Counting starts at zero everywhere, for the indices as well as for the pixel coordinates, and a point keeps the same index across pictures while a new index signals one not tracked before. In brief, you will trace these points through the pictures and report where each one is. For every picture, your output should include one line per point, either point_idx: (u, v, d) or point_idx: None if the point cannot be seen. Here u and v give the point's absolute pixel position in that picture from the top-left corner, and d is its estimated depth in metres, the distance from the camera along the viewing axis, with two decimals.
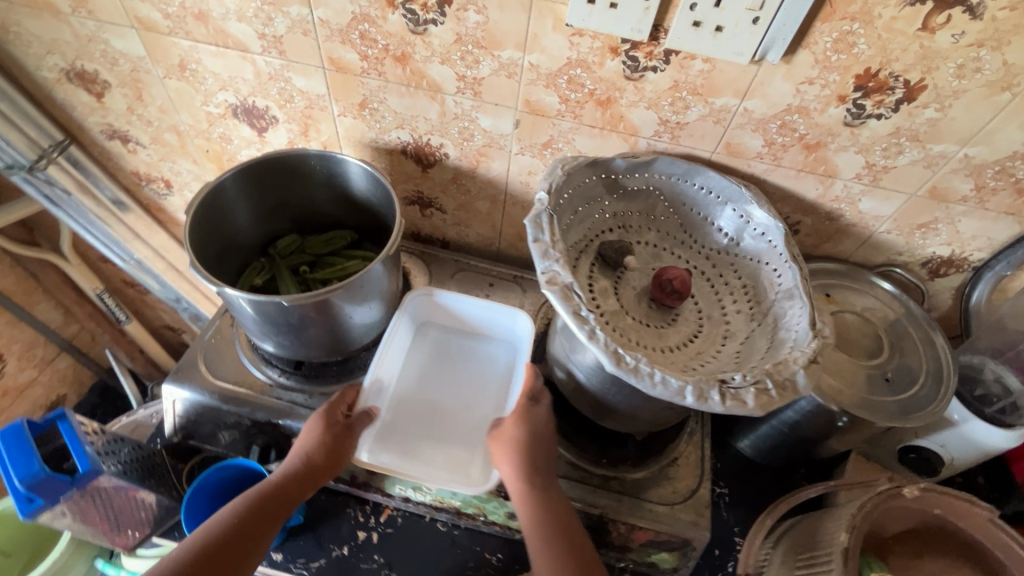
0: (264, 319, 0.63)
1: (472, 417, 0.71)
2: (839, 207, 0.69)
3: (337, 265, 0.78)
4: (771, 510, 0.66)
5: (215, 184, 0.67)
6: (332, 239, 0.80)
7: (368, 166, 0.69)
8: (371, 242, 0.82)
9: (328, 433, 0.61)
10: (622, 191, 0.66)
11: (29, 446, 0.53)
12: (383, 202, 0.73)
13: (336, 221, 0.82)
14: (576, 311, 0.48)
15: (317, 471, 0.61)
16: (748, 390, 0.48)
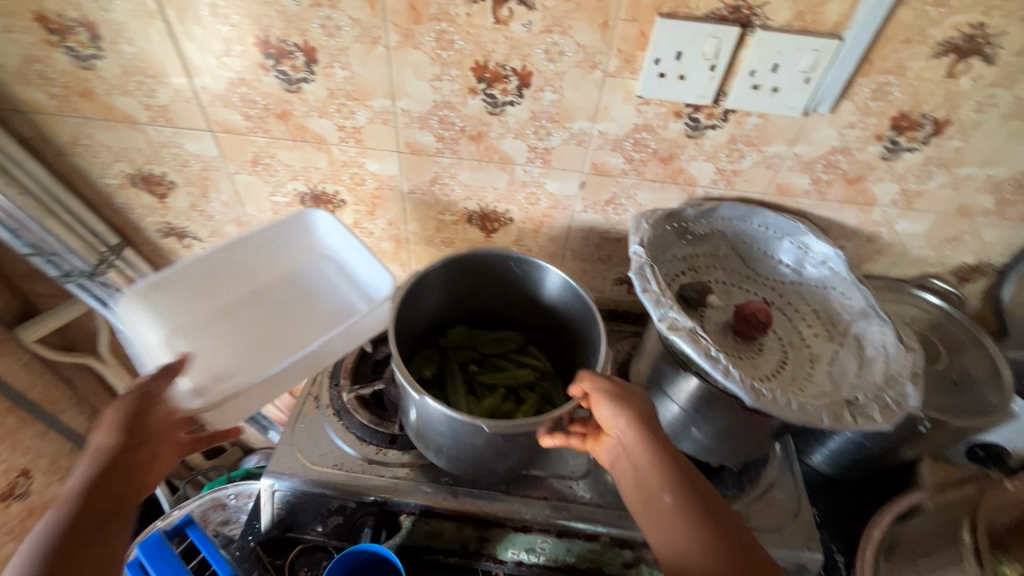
0: (446, 433, 0.61)
1: (279, 308, 0.80)
2: (877, 230, 0.76)
3: (506, 371, 0.80)
4: (877, 522, 0.70)
5: (423, 275, 0.71)
6: (503, 341, 0.83)
7: (566, 278, 0.71)
8: (537, 348, 0.85)
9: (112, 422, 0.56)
10: (690, 236, 0.72)
11: (176, 561, 0.57)
12: (567, 314, 0.75)
13: (510, 320, 0.84)
14: (707, 352, 0.52)
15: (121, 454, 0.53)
16: (873, 407, 0.54)
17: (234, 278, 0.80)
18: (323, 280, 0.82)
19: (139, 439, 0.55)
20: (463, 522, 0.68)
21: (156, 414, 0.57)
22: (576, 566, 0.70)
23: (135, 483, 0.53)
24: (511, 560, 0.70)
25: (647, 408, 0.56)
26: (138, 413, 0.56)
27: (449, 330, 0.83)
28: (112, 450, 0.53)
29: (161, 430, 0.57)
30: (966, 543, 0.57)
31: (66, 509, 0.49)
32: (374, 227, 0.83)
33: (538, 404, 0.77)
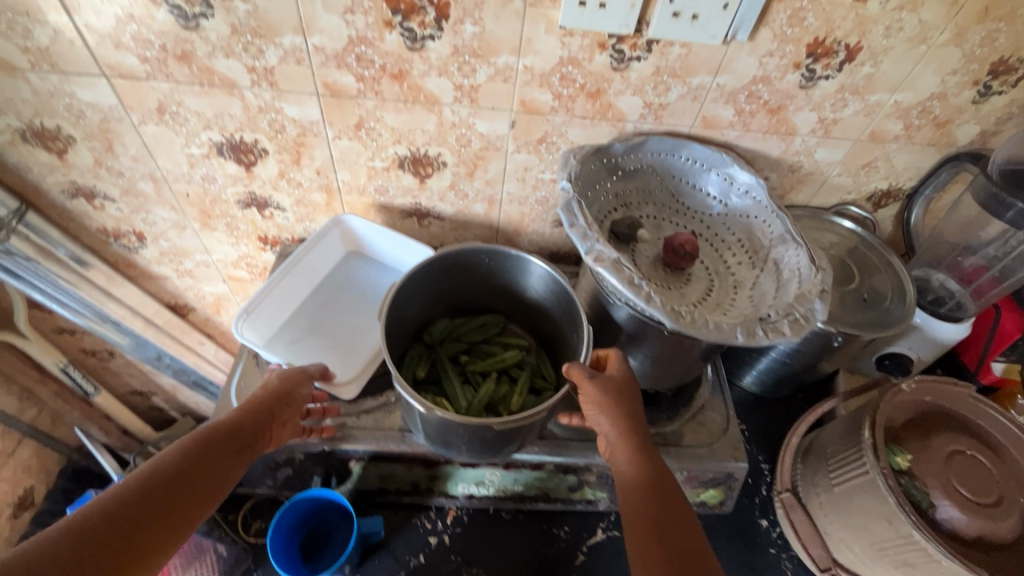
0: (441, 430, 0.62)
1: (330, 298, 0.84)
2: (799, 159, 0.79)
3: (495, 356, 0.74)
4: (795, 431, 0.77)
5: (402, 285, 0.65)
6: (486, 326, 0.77)
7: (550, 269, 0.66)
8: (520, 324, 0.79)
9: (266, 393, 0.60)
10: (621, 172, 0.73)
11: None
12: (555, 305, 0.70)
13: (487, 303, 0.79)
14: (630, 281, 0.54)
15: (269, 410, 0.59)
16: (782, 321, 0.58)
17: (297, 283, 0.81)
18: (357, 273, 0.86)
19: (266, 415, 0.58)
20: (411, 463, 0.70)
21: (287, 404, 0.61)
22: (525, 494, 0.74)
23: (254, 445, 0.56)
24: (461, 493, 0.73)
25: (635, 394, 0.60)
26: (267, 396, 0.60)
27: (431, 323, 0.76)
28: (242, 414, 0.57)
29: (283, 417, 0.61)
30: (865, 440, 0.63)
31: (205, 445, 0.52)
32: (302, 177, 0.79)
33: (531, 381, 0.73)
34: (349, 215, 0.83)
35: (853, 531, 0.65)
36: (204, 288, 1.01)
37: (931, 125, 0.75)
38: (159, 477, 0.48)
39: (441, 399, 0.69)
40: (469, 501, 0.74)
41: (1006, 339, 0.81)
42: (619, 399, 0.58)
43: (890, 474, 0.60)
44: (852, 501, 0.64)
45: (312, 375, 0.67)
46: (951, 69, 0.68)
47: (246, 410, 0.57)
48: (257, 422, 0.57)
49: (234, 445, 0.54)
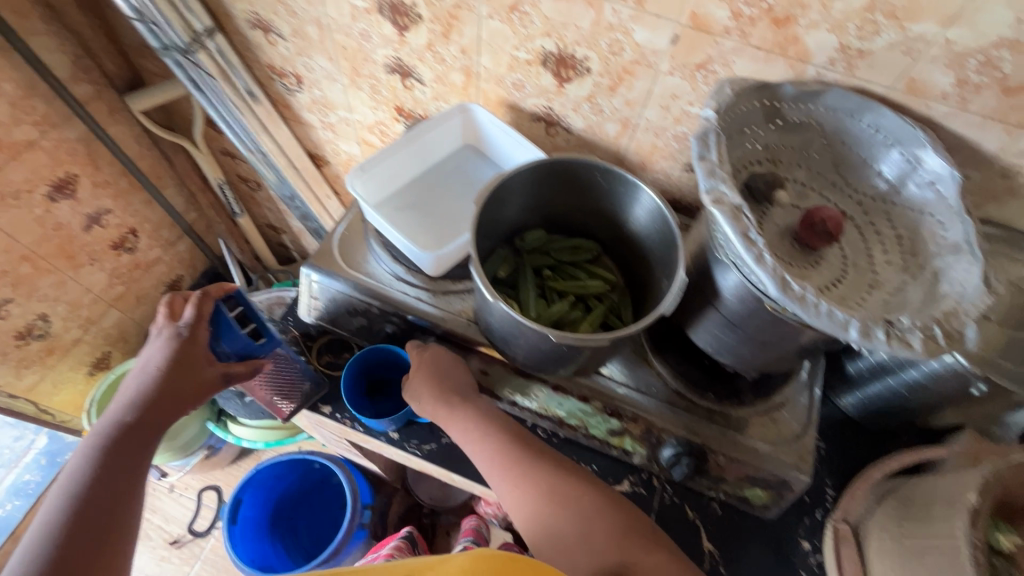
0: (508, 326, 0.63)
1: (437, 181, 0.84)
2: (1020, 163, 0.63)
3: (577, 280, 0.72)
4: (880, 465, 0.66)
5: (508, 178, 0.64)
6: (579, 250, 0.75)
7: (659, 200, 0.62)
8: (613, 260, 0.76)
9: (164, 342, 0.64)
10: (782, 122, 0.63)
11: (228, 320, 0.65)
12: (656, 242, 0.66)
13: (586, 228, 0.76)
14: (745, 232, 0.47)
15: (182, 360, 0.63)
16: (915, 334, 0.46)
17: (412, 156, 0.81)
18: (464, 164, 0.86)
19: (177, 368, 0.63)
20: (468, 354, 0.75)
21: (196, 378, 0.64)
22: (565, 420, 0.74)
23: (162, 416, 0.64)
24: (506, 398, 0.74)
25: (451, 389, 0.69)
26: (152, 363, 0.64)
27: (526, 230, 0.75)
28: (137, 389, 0.64)
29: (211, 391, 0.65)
30: (965, 501, 0.53)
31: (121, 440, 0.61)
32: (447, 53, 0.79)
33: (606, 317, 0.71)
34: (475, 104, 0.82)
35: None
36: (341, 146, 1.09)
37: None
38: (85, 468, 0.58)
39: (513, 303, 0.69)
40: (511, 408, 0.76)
41: None
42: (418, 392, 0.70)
43: (982, 550, 0.51)
44: (918, 561, 0.56)
45: (194, 335, 0.63)
46: None
47: (150, 383, 0.63)
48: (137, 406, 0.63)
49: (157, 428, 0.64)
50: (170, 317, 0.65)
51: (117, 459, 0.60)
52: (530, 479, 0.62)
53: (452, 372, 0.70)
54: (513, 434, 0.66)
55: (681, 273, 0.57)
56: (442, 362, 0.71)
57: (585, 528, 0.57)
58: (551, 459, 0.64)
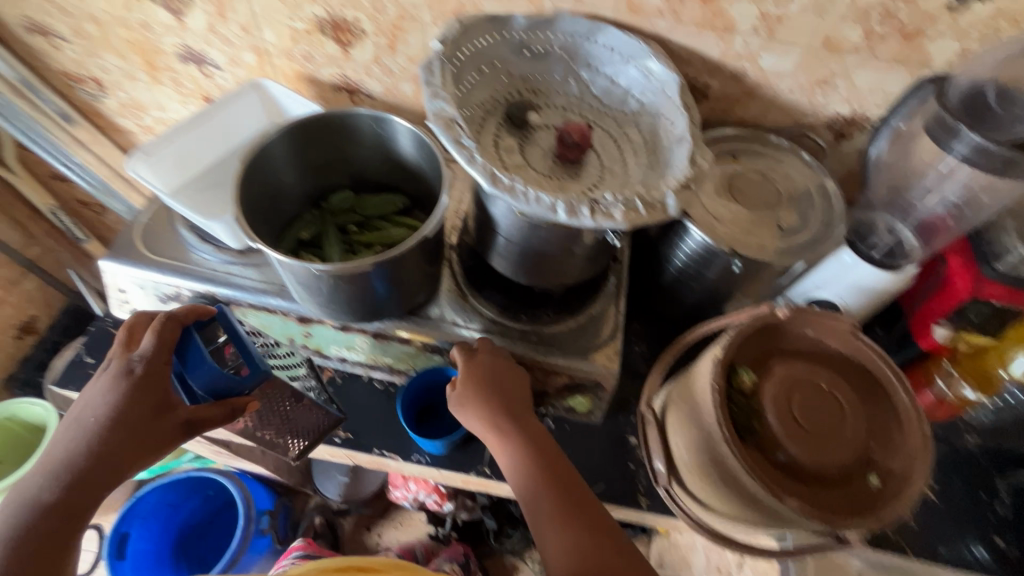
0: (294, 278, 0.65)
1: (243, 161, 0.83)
2: (741, 65, 0.72)
3: (382, 232, 0.74)
4: (670, 348, 0.70)
5: (276, 137, 0.65)
6: (385, 205, 0.76)
7: (415, 129, 0.65)
8: (424, 213, 0.78)
9: (118, 381, 0.57)
10: (529, 52, 0.68)
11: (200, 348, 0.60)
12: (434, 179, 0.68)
13: (390, 184, 0.79)
14: (456, 140, 0.52)
15: (143, 401, 0.57)
16: (616, 205, 0.51)
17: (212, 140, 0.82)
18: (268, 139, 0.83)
19: (129, 410, 0.57)
20: (285, 315, 0.73)
21: (153, 420, 0.58)
22: (394, 366, 0.77)
23: (123, 460, 0.57)
24: (335, 356, 0.77)
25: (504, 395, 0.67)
26: (104, 403, 0.57)
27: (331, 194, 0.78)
28: (88, 439, 0.57)
29: (173, 437, 0.59)
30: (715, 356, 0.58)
31: (68, 502, 0.55)
32: (230, 33, 0.80)
33: None
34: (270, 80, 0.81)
35: (694, 451, 0.62)
36: None
37: (897, 36, 0.65)
38: (15, 529, 0.52)
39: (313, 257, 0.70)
40: (343, 365, 0.78)
41: (951, 299, 0.71)
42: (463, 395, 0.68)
43: (723, 390, 0.57)
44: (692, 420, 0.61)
45: (151, 368, 0.58)
46: None
47: (103, 432, 0.57)
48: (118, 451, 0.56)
49: (113, 474, 0.57)
50: (124, 344, 0.60)
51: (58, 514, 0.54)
52: (539, 482, 0.62)
53: (511, 379, 0.69)
54: (532, 440, 0.65)
55: (440, 196, 0.61)
56: (505, 372, 0.69)
57: (575, 534, 0.58)
58: (563, 471, 0.64)
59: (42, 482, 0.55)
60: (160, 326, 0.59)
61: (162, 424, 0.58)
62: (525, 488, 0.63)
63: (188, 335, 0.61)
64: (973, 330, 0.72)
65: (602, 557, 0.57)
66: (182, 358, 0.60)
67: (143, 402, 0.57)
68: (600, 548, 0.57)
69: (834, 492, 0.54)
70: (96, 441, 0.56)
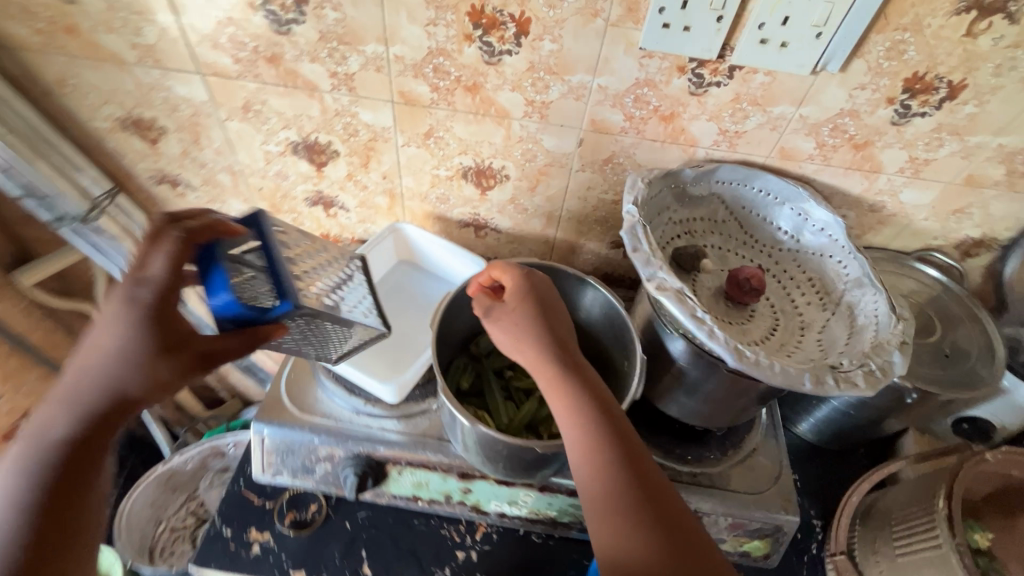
0: (482, 444, 0.62)
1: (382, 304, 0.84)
2: (881, 199, 0.74)
3: None
4: (855, 489, 0.71)
5: (459, 293, 0.68)
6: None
7: (608, 292, 0.67)
8: None
9: (116, 312, 0.47)
10: (688, 199, 0.71)
11: (222, 270, 0.45)
12: (609, 326, 0.69)
13: None
14: (693, 313, 0.51)
15: (163, 332, 0.48)
16: (857, 372, 0.52)
17: None
18: (409, 279, 0.87)
19: (156, 308, 0.48)
20: (445, 471, 0.69)
21: (160, 357, 0.47)
22: (558, 518, 0.71)
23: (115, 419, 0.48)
24: (493, 510, 0.72)
25: (557, 332, 0.57)
26: (98, 337, 0.48)
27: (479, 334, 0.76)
28: (70, 403, 0.47)
29: (190, 372, 0.48)
30: (938, 510, 0.57)
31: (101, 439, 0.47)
32: (368, 180, 0.81)
33: None
34: (405, 222, 0.84)
35: None
36: None
37: None
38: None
39: (483, 413, 0.69)
40: (500, 519, 0.73)
41: None
42: (516, 312, 0.58)
43: (967, 552, 0.54)
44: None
45: (158, 295, 0.48)
46: None
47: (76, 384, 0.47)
48: (121, 377, 0.47)
49: (126, 410, 0.48)
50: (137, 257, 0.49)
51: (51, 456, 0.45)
52: (572, 410, 0.54)
53: (550, 298, 0.59)
54: (572, 358, 0.57)
55: (638, 353, 0.61)
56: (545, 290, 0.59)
57: (615, 469, 0.52)
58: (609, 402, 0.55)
59: (50, 414, 0.47)
60: (173, 245, 0.48)
61: (173, 358, 0.48)
62: (580, 431, 0.53)
63: (210, 252, 0.47)
64: None
65: (639, 496, 0.51)
66: (202, 277, 0.47)
67: (160, 322, 0.48)
68: (637, 486, 0.51)
69: None
70: (69, 398, 0.47)
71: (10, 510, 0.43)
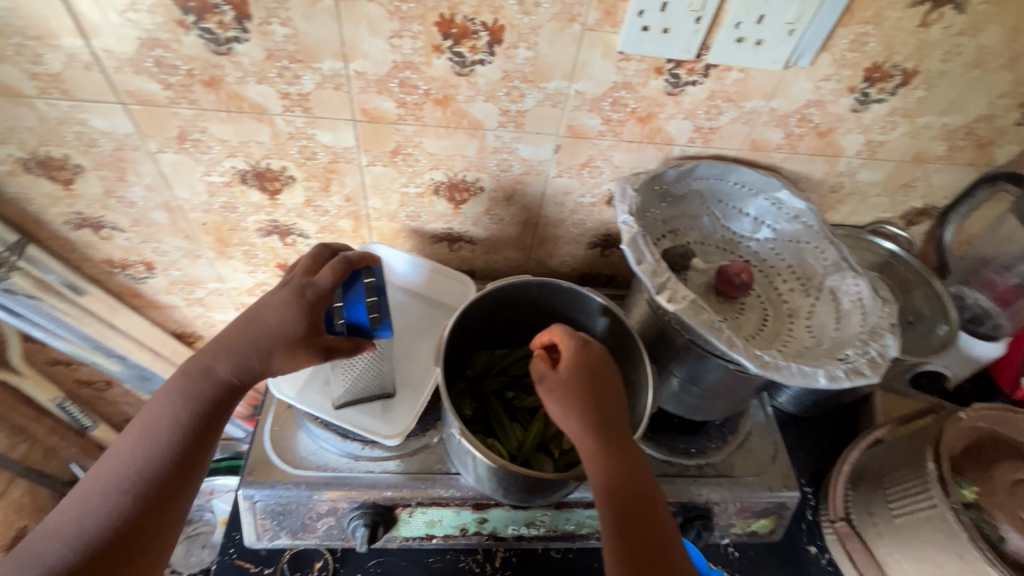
0: (498, 478, 0.60)
1: None
2: (840, 180, 0.78)
3: None
4: (845, 458, 0.76)
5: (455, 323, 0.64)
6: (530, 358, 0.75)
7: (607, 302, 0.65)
8: None
9: (285, 300, 0.55)
10: (669, 198, 0.71)
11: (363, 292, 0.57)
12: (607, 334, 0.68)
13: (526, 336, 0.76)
14: (710, 324, 0.51)
15: (308, 328, 0.55)
16: (862, 361, 0.55)
17: None
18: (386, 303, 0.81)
19: (309, 310, 0.55)
20: (459, 506, 0.66)
21: (299, 344, 0.55)
22: (577, 531, 0.71)
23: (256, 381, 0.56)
24: (511, 535, 0.70)
25: (604, 405, 0.56)
26: (262, 312, 0.55)
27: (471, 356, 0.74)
28: (228, 358, 0.54)
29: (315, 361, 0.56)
30: (930, 472, 0.61)
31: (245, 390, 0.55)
32: (329, 204, 0.75)
33: None
34: (375, 243, 0.79)
35: (917, 564, 0.63)
36: (214, 316, 0.95)
37: (973, 146, 0.75)
38: (161, 421, 0.52)
39: (493, 441, 0.67)
40: (518, 541, 0.71)
41: None
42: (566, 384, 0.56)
43: (961, 508, 0.59)
44: (916, 536, 0.62)
45: (316, 298, 0.56)
46: (1001, 92, 0.67)
47: (231, 347, 0.55)
48: (271, 348, 0.55)
49: (266, 372, 0.55)
50: (306, 269, 0.59)
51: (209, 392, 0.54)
52: (604, 483, 0.53)
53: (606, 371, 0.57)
54: (615, 434, 0.55)
55: (648, 365, 0.60)
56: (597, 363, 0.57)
57: (630, 548, 0.50)
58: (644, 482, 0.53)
59: (212, 356, 0.55)
60: (338, 267, 0.57)
61: (307, 347, 0.55)
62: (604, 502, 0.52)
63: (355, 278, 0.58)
64: None
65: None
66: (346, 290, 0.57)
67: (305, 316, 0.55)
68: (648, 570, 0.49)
69: None
70: (227, 357, 0.55)
71: (174, 428, 0.52)
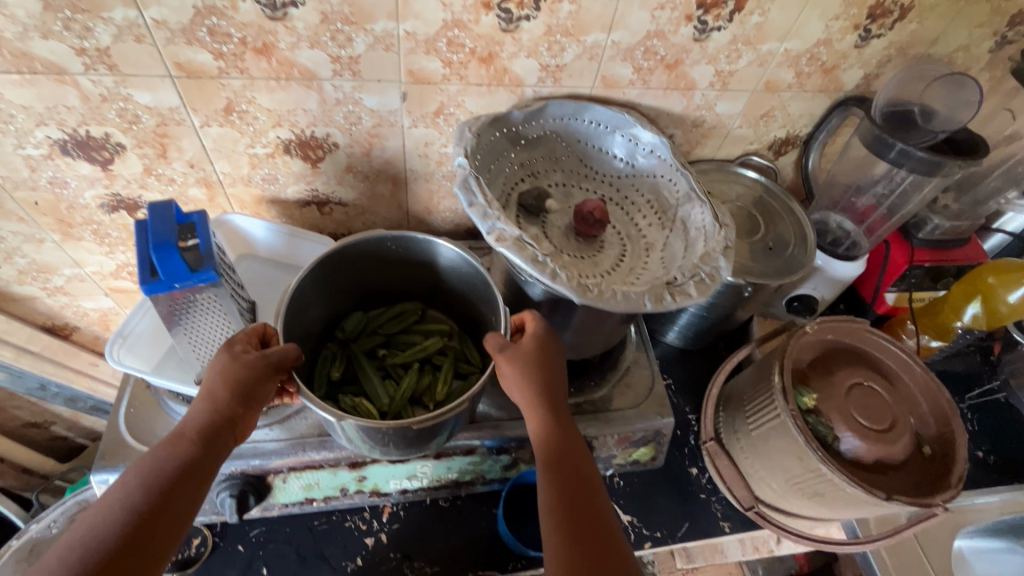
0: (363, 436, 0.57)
1: None
2: (701, 114, 0.79)
3: (415, 345, 0.72)
4: (714, 382, 0.78)
5: (301, 284, 0.61)
6: (403, 316, 0.75)
7: (458, 248, 0.65)
8: (438, 309, 0.78)
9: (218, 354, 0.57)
10: (524, 140, 0.70)
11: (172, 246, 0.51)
12: (470, 280, 0.68)
13: (397, 292, 0.76)
14: (534, 259, 0.53)
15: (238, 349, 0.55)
16: (689, 283, 0.58)
17: None
18: (260, 275, 0.79)
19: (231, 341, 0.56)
20: (333, 467, 0.66)
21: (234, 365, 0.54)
22: (460, 480, 0.72)
23: (217, 440, 0.53)
24: (394, 489, 0.70)
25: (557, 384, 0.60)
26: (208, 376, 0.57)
27: (343, 320, 0.74)
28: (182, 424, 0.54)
29: (254, 376, 0.54)
30: (775, 385, 0.65)
31: (200, 440, 0.53)
32: (172, 172, 0.70)
33: (456, 367, 0.72)
34: (232, 212, 0.75)
35: (771, 470, 0.68)
36: (84, 304, 0.90)
37: (820, 72, 0.77)
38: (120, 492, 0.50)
39: (361, 401, 0.66)
40: (403, 496, 0.72)
41: (895, 271, 0.86)
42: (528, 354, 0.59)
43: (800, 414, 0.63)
44: (766, 444, 0.67)
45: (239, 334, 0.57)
46: (834, 14, 0.69)
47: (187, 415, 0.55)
48: (210, 394, 0.54)
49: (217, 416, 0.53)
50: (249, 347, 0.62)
51: (166, 466, 0.51)
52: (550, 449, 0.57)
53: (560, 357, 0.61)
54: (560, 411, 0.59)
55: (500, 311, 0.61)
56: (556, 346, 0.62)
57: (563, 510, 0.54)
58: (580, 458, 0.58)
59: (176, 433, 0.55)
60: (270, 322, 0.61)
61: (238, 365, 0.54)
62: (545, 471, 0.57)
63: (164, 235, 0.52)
64: (913, 289, 0.88)
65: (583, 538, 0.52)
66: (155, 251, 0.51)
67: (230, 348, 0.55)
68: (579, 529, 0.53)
69: (906, 474, 0.63)
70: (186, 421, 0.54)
71: (126, 497, 0.49)
